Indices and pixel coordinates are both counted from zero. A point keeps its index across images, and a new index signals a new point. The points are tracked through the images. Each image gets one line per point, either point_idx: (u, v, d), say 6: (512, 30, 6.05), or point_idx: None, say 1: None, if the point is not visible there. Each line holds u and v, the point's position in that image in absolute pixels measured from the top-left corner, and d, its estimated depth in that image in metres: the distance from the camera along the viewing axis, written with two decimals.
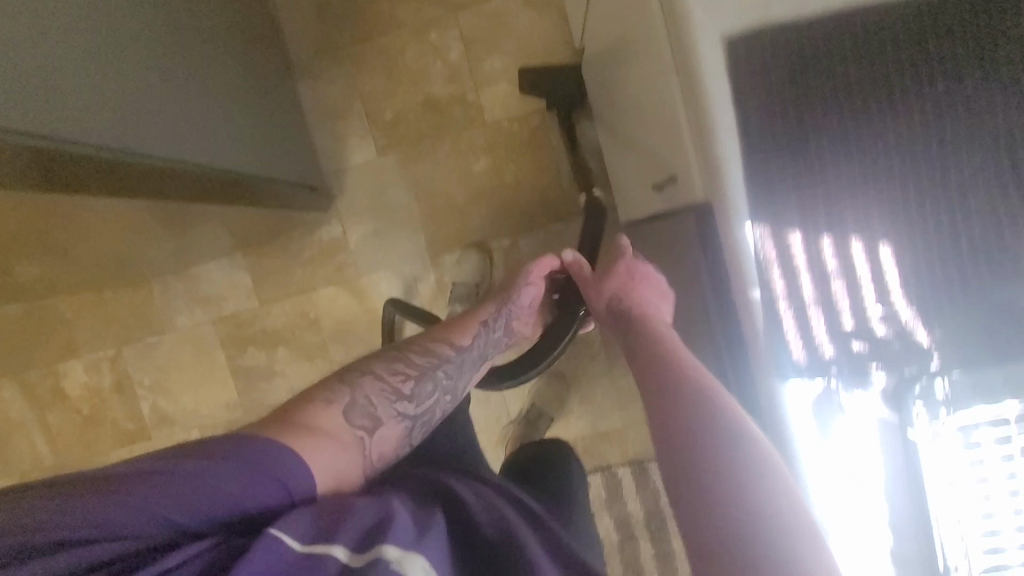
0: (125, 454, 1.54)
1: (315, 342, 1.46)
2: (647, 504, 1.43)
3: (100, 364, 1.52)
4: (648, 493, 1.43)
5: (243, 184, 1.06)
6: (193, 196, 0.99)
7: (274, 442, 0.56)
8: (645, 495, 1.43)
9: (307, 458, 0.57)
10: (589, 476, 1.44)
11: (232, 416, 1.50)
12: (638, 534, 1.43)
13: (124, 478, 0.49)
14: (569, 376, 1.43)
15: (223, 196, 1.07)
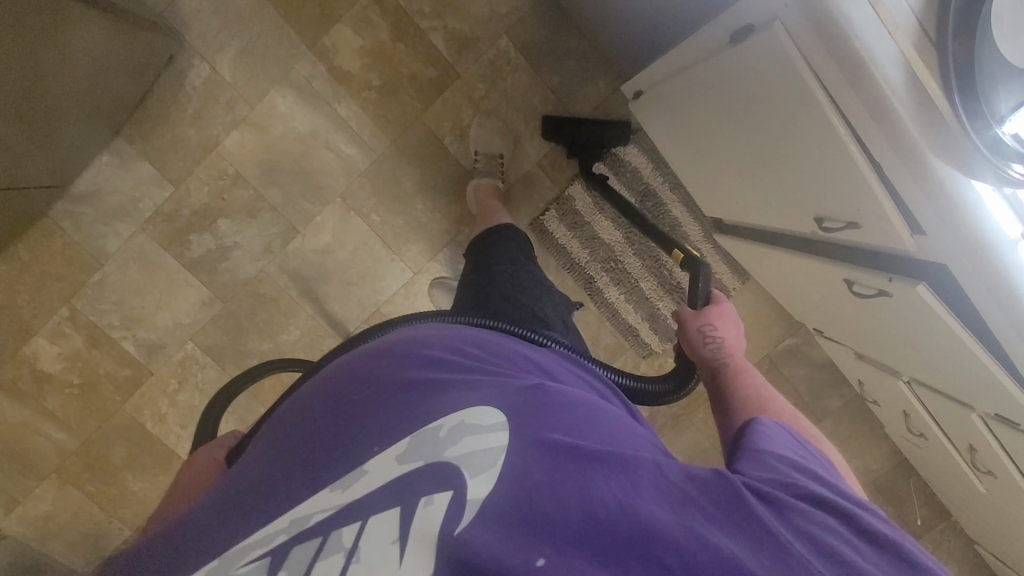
0: (139, 399, 1.50)
1: (250, 197, 1.39)
2: (633, 189, 1.40)
3: (63, 328, 1.44)
4: (629, 177, 1.40)
5: (67, 19, 0.96)
6: (27, 47, 0.91)
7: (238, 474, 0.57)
8: (627, 181, 1.40)
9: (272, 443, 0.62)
10: (569, 189, 1.41)
11: (215, 310, 1.45)
12: (637, 219, 1.43)
13: (139, 544, 0.53)
14: (503, 101, 1.36)
15: (60, 46, 0.98)
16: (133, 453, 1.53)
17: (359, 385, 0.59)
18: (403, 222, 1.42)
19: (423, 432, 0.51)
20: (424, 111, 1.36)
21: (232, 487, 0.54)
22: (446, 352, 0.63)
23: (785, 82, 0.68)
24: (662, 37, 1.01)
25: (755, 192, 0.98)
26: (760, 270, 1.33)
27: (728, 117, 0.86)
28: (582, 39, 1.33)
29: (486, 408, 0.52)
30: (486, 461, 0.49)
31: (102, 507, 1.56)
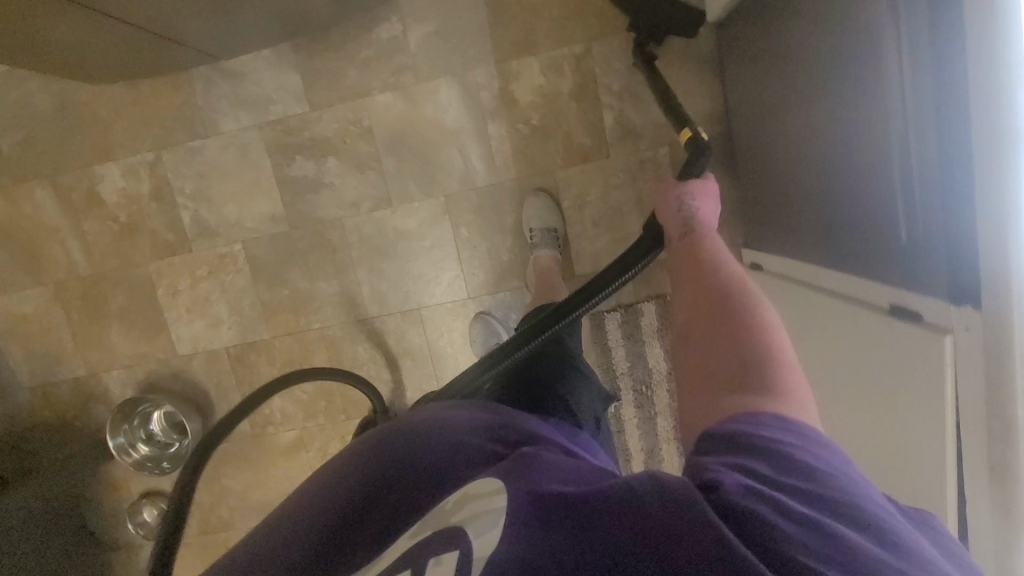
0: (164, 266, 1.50)
1: (367, 153, 1.40)
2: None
3: (138, 169, 1.45)
4: None
5: None
6: None
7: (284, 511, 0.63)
8: None
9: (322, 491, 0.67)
10: (642, 304, 1.42)
11: (278, 230, 1.46)
12: None
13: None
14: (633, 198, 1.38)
15: None
16: (130, 308, 1.53)
17: (392, 436, 0.63)
18: (485, 249, 1.43)
19: (437, 508, 0.55)
20: (559, 168, 1.38)
21: (265, 540, 0.58)
22: (458, 423, 0.65)
23: (921, 391, 0.71)
24: (804, 249, 1.06)
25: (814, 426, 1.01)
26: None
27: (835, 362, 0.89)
28: (733, 188, 1.35)
29: (486, 478, 0.55)
30: (486, 526, 0.50)
31: (75, 338, 1.55)
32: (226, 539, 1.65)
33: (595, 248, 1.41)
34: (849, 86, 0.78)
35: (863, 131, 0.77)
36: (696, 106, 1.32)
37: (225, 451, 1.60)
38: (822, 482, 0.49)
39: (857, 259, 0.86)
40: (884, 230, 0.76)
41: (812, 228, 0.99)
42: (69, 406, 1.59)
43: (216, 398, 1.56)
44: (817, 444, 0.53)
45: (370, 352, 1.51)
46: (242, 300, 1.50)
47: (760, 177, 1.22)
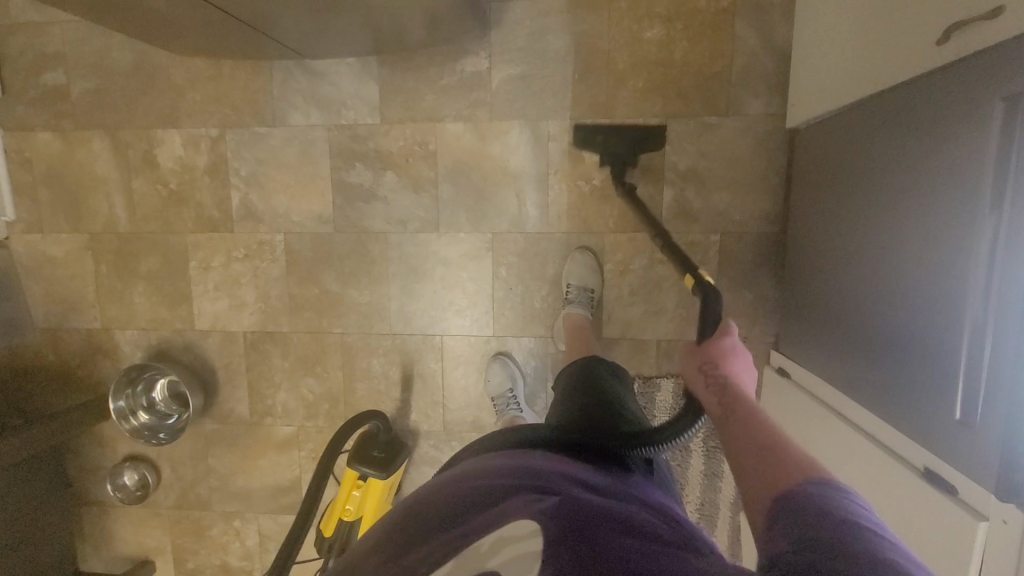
0: (202, 240, 1.50)
1: (426, 176, 1.41)
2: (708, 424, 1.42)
3: (199, 141, 1.46)
4: None
5: None
6: None
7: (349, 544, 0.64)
8: None
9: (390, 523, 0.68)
10: (661, 379, 1.43)
11: (322, 230, 1.46)
12: (693, 447, 1.43)
13: None
14: (674, 276, 1.39)
15: None
16: (159, 272, 1.53)
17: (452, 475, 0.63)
18: (519, 293, 1.44)
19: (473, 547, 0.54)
20: (609, 232, 1.39)
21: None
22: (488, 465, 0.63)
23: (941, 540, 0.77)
24: (828, 369, 1.12)
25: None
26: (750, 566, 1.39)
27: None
28: (775, 289, 1.36)
29: (521, 519, 0.55)
30: None
31: (98, 290, 1.55)
32: (200, 517, 1.64)
33: (627, 316, 1.42)
34: (915, 252, 0.83)
35: (920, 298, 0.82)
36: (756, 203, 1.34)
37: (219, 432, 1.59)
38: (847, 541, 0.48)
39: (889, 410, 0.90)
40: (927, 395, 0.81)
41: (844, 362, 1.04)
42: (77, 354, 1.59)
43: (222, 378, 1.56)
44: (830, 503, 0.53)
45: (384, 366, 1.51)
46: (271, 289, 1.51)
47: (801, 290, 1.24)
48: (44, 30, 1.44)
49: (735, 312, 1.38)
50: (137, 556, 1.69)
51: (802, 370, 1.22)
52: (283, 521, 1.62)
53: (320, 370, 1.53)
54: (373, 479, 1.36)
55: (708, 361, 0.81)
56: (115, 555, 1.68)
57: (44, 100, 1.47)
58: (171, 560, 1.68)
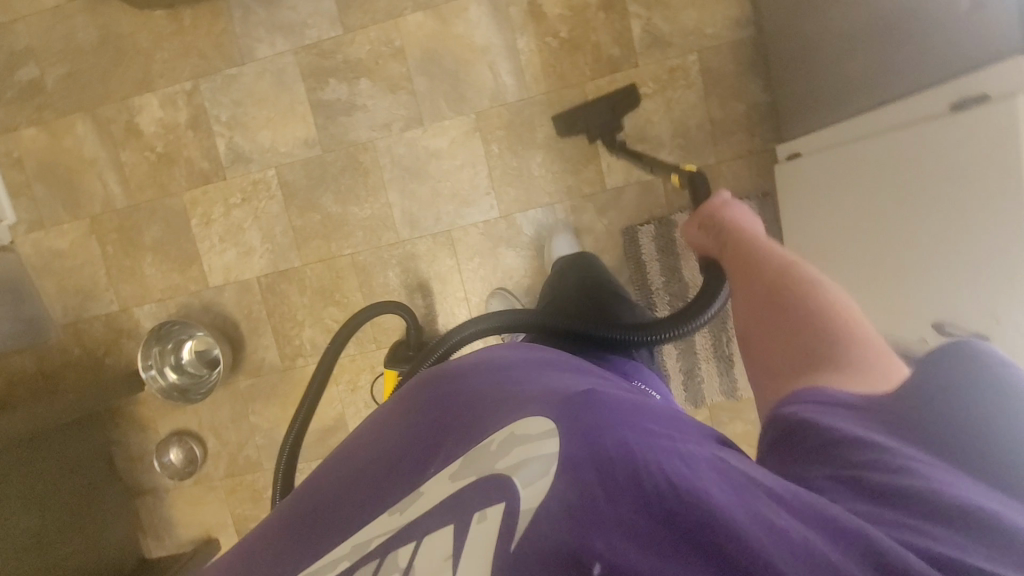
0: (199, 195, 1.52)
1: (399, 74, 1.43)
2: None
3: (176, 99, 1.49)
4: None
5: None
6: None
7: (337, 475, 0.61)
8: None
9: (374, 436, 0.64)
10: (676, 215, 1.39)
11: (310, 154, 1.47)
12: None
13: (249, 548, 0.58)
14: (662, 107, 1.38)
15: None
16: (164, 239, 1.54)
17: (456, 393, 0.62)
18: (516, 166, 1.43)
19: (480, 447, 0.51)
20: (588, 81, 1.39)
21: (316, 501, 0.58)
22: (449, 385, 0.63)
23: (973, 206, 0.74)
24: (843, 106, 1.04)
25: (864, 283, 0.98)
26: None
27: (894, 195, 0.88)
28: (765, 92, 1.35)
29: (537, 418, 0.51)
30: (538, 471, 0.46)
31: (109, 271, 1.56)
32: (254, 481, 1.60)
33: (627, 160, 1.40)
34: None
35: None
36: (724, 13, 1.34)
37: (254, 387, 1.57)
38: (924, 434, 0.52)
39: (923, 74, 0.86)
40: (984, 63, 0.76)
41: (853, 77, 1.00)
42: (100, 342, 1.58)
43: (247, 330, 1.55)
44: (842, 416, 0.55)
45: (400, 277, 1.50)
46: (274, 228, 1.51)
47: (775, 50, 1.22)
48: (10, 29, 1.49)
49: (732, 128, 1.36)
50: (199, 539, 1.64)
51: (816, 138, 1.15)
52: None
53: (340, 297, 1.52)
54: None
55: (707, 218, 0.96)
56: (177, 543, 1.64)
57: (22, 97, 1.51)
58: (234, 535, 1.63)
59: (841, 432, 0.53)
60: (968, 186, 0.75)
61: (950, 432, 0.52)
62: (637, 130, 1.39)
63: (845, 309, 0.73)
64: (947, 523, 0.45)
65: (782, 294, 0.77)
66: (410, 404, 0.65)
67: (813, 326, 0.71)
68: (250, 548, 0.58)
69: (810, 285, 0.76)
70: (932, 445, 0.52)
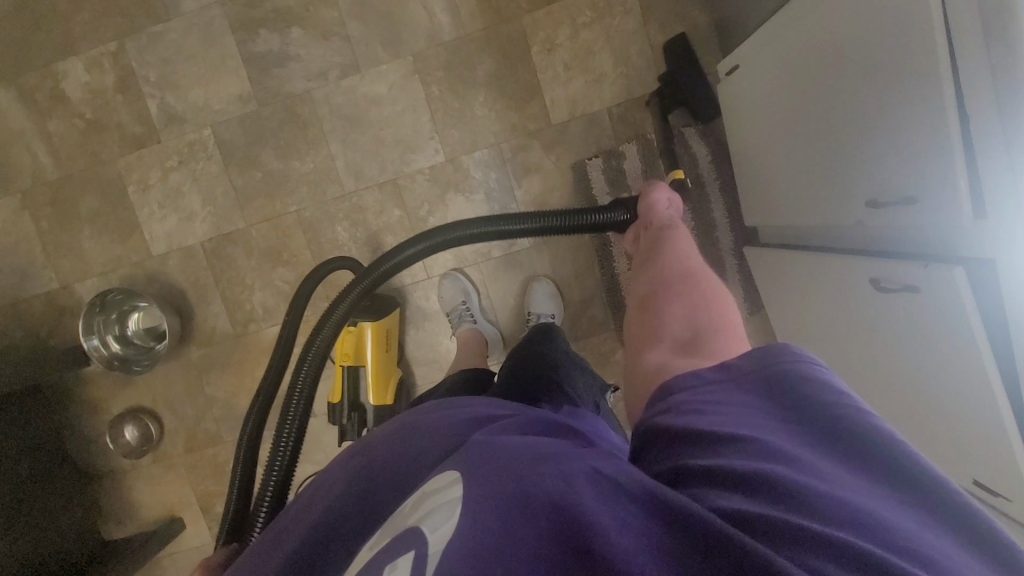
0: (134, 161, 1.46)
1: (331, 20, 1.38)
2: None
3: (101, 61, 1.43)
4: (687, 160, 1.36)
5: None
6: None
7: (270, 540, 0.55)
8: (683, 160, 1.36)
9: (306, 495, 0.59)
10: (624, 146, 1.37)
11: (246, 109, 1.42)
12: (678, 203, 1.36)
13: None
14: (601, 35, 1.35)
15: None
16: (101, 210, 1.48)
17: (380, 444, 0.58)
18: (459, 107, 1.39)
19: (401, 509, 0.48)
20: (525, 14, 1.35)
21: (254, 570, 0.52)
22: (379, 434, 0.60)
23: (910, 108, 0.69)
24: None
25: (815, 184, 0.95)
26: (777, 312, 1.23)
27: (847, 136, 0.83)
28: (703, 12, 1.32)
29: (445, 471, 0.49)
30: (443, 522, 0.44)
31: (46, 248, 1.49)
32: (215, 454, 1.55)
33: (570, 93, 1.37)
34: None
35: None
36: None
37: (207, 357, 1.52)
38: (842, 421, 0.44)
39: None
40: None
41: None
42: (42, 323, 1.51)
43: (195, 299, 1.50)
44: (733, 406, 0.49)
45: (349, 231, 1.45)
46: (215, 189, 1.46)
47: None
48: None
49: None
50: (164, 520, 1.59)
51: (756, 39, 1.07)
52: None
53: (289, 257, 1.47)
54: (368, 323, 1.29)
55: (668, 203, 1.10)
56: (142, 526, 1.59)
57: None
58: (199, 513, 1.57)
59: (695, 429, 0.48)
60: (881, 39, 0.71)
61: (813, 415, 0.46)
62: (578, 61, 1.36)
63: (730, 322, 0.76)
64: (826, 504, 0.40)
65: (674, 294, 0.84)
66: (343, 460, 0.61)
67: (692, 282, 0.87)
68: None
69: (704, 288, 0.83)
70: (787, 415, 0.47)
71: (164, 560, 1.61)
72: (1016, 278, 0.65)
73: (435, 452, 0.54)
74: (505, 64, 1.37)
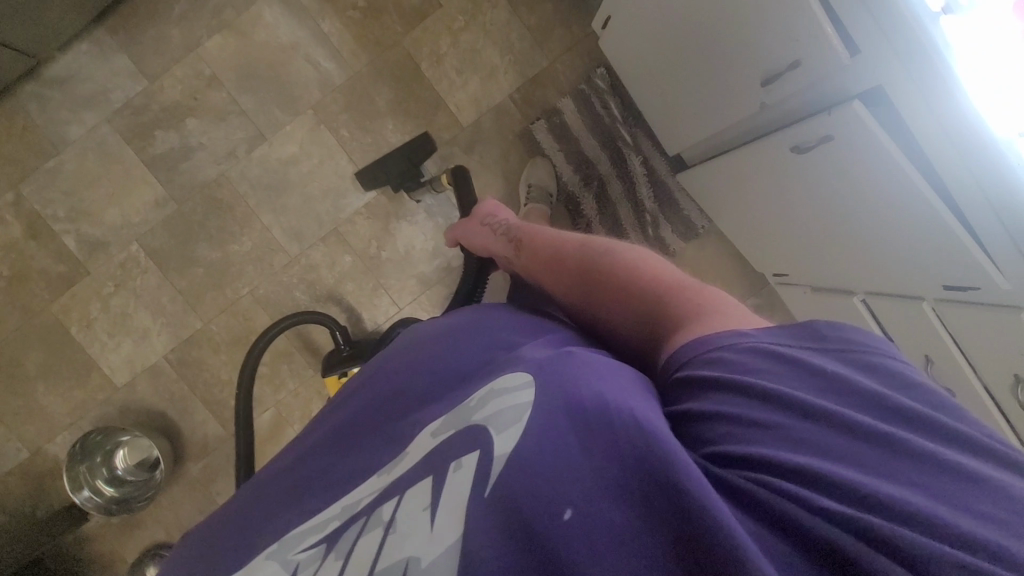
0: (68, 301, 1.40)
1: (221, 101, 1.39)
2: (596, 132, 1.43)
3: (3, 215, 1.38)
4: (594, 117, 1.43)
5: None
6: None
7: (314, 444, 0.57)
8: (591, 117, 1.43)
9: (350, 401, 0.61)
10: (535, 125, 1.43)
11: (167, 212, 1.40)
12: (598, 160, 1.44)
13: (228, 513, 0.55)
14: (480, 32, 1.41)
15: None
16: (49, 361, 1.41)
17: (435, 354, 0.60)
18: (373, 140, 1.42)
19: (460, 404, 0.51)
20: (404, 36, 1.40)
21: (302, 462, 0.55)
22: (428, 339, 0.63)
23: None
24: None
25: (714, 101, 1.04)
26: (726, 216, 1.30)
27: (723, 48, 0.91)
28: None
29: (514, 372, 0.51)
30: (511, 418, 0.46)
31: (3, 420, 1.40)
32: None
33: (471, 94, 1.43)
34: None
35: None
36: None
37: (208, 467, 1.46)
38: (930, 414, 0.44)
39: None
40: None
41: None
42: (18, 499, 1.40)
43: (176, 414, 1.44)
44: (812, 380, 0.47)
45: (308, 293, 1.44)
46: (160, 299, 1.42)
47: None
48: None
49: (549, 27, 1.42)
50: None
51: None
52: None
53: None
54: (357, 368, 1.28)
55: (490, 215, 1.01)
56: None
57: None
58: None
59: (762, 409, 0.45)
60: None
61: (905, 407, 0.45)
62: (468, 63, 1.42)
63: (688, 280, 0.66)
64: (930, 494, 0.40)
65: (606, 275, 0.72)
66: (391, 364, 0.62)
67: (609, 259, 0.74)
68: (239, 504, 0.55)
69: (631, 261, 0.72)
70: (848, 387, 0.46)
71: None
72: (908, 90, 0.72)
73: (494, 361, 0.56)
74: (402, 87, 1.41)
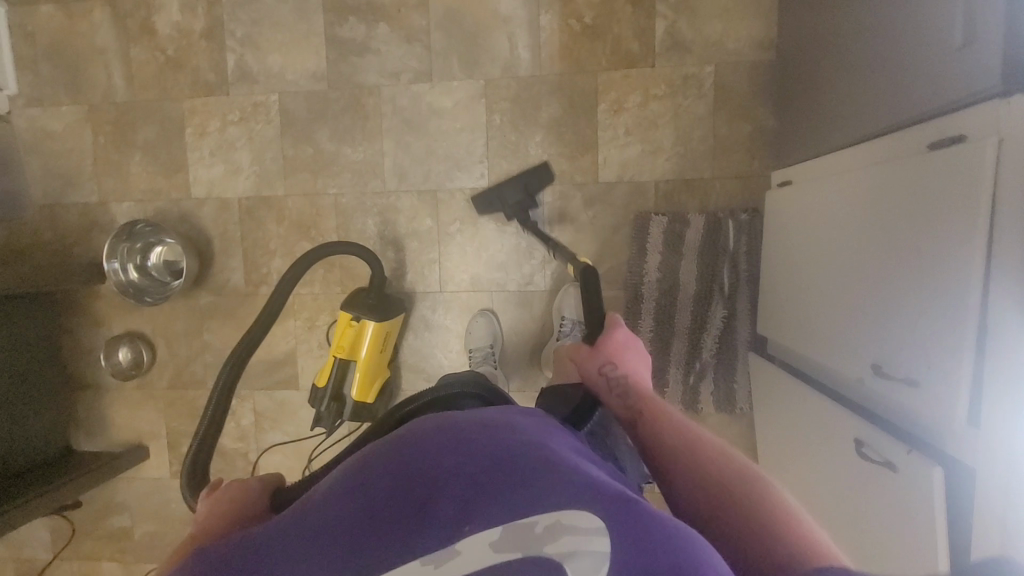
0: (199, 106, 1.51)
1: (418, 26, 1.42)
2: (702, 262, 1.37)
3: (196, 6, 1.48)
4: (711, 249, 1.36)
5: None
6: None
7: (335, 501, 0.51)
8: (709, 246, 1.36)
9: (372, 459, 0.53)
10: (652, 218, 1.38)
11: (316, 87, 1.47)
12: (685, 286, 1.38)
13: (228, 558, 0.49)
14: (670, 111, 1.36)
15: None
16: (156, 141, 1.53)
17: (480, 443, 0.51)
18: (515, 141, 1.41)
19: (523, 521, 0.46)
20: (602, 71, 1.37)
21: (320, 525, 0.49)
22: (474, 427, 0.53)
23: (918, 335, 0.72)
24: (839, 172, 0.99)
25: (821, 352, 0.98)
26: (766, 422, 1.24)
27: (856, 332, 0.86)
28: (773, 118, 1.33)
29: (581, 508, 0.46)
30: (588, 565, 0.44)
31: (96, 162, 1.55)
32: (194, 398, 1.60)
33: (624, 157, 1.39)
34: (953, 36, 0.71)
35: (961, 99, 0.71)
36: (746, 32, 1.33)
37: (214, 305, 1.56)
38: None
39: (915, 99, 0.80)
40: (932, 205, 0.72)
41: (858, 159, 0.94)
42: (71, 230, 1.57)
43: (218, 248, 1.54)
44: None
45: (378, 227, 1.49)
46: (265, 152, 1.50)
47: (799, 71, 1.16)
48: None
49: (733, 147, 1.35)
50: (131, 445, 1.64)
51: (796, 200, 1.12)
52: (280, 399, 1.57)
53: (316, 235, 1.51)
54: (370, 321, 1.32)
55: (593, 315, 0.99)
56: (108, 443, 1.64)
57: None
58: (166, 447, 1.62)
59: None
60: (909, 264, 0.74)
61: None
62: (640, 131, 1.38)
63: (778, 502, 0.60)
64: None
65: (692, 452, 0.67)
66: (426, 431, 0.54)
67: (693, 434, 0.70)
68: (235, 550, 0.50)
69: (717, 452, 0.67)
70: None
71: (119, 482, 1.65)
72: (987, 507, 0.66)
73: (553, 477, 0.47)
74: (570, 113, 1.39)
